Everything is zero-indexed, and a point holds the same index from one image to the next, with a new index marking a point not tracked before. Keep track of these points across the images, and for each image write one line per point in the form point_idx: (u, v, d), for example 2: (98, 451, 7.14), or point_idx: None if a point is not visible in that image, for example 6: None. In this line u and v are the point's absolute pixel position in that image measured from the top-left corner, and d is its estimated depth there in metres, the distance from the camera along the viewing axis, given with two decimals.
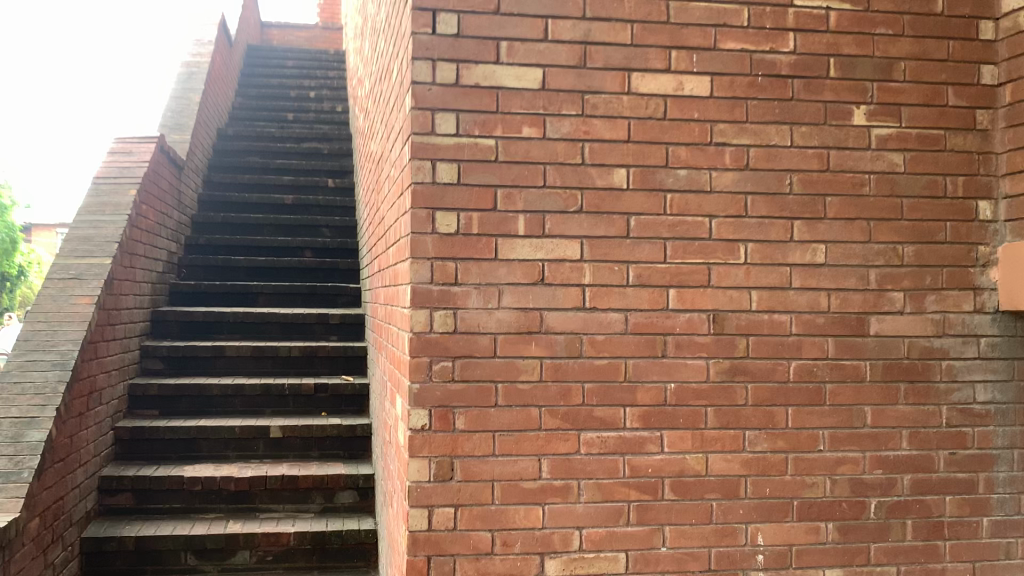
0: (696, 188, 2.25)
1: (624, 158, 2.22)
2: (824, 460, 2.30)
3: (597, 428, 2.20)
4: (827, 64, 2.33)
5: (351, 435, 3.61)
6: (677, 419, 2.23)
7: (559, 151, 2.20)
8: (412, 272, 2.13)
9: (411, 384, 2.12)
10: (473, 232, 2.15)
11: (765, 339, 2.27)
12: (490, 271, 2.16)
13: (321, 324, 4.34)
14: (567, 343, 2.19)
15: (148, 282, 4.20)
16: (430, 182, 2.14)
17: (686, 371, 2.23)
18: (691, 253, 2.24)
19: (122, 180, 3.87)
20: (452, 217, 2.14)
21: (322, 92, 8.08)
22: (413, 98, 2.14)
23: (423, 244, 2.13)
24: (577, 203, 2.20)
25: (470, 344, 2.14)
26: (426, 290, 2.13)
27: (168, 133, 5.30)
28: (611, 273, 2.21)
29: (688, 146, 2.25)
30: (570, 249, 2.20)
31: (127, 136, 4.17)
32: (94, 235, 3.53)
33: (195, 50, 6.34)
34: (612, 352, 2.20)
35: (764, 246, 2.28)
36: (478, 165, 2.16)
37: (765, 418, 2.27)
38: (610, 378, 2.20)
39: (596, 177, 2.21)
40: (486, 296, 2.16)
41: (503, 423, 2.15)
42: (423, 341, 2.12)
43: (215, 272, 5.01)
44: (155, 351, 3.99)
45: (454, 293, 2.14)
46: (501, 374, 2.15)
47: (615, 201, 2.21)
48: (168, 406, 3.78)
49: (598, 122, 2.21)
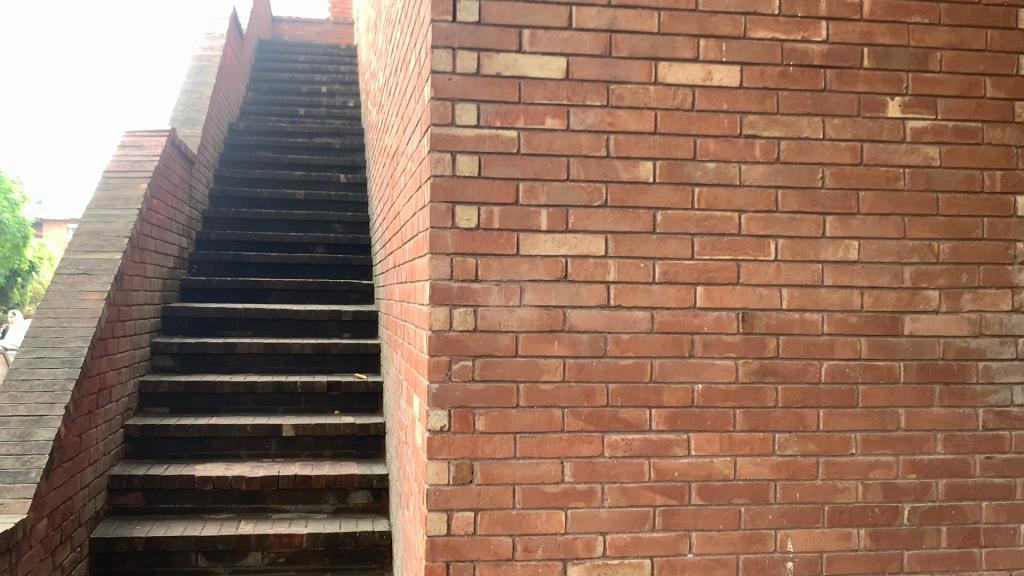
0: (725, 181, 2.17)
1: (650, 150, 2.14)
2: (856, 464, 2.22)
3: (622, 430, 2.12)
4: (860, 54, 2.24)
5: (365, 434, 3.55)
6: (704, 421, 2.15)
7: (584, 143, 2.12)
8: (431, 268, 2.05)
9: (430, 384, 2.05)
10: (494, 227, 2.08)
11: (796, 339, 2.20)
12: (511, 267, 2.08)
13: (334, 321, 4.28)
14: (591, 341, 2.11)
15: (159, 278, 4.14)
16: (449, 174, 2.06)
17: (714, 371, 2.16)
18: (720, 249, 2.16)
19: (132, 175, 3.81)
20: (473, 211, 2.07)
21: (332, 86, 8.01)
22: (432, 88, 2.06)
23: (443, 239, 2.05)
24: (602, 197, 2.12)
25: (491, 342, 2.07)
26: (446, 287, 2.05)
27: (179, 127, 5.24)
28: (637, 270, 2.13)
29: (717, 138, 2.17)
30: (595, 245, 2.12)
31: (138, 130, 4.11)
32: (103, 230, 3.47)
33: (206, 44, 6.28)
34: (637, 352, 2.13)
35: (795, 242, 2.20)
36: (499, 157, 2.08)
37: (795, 421, 2.20)
38: (635, 378, 2.13)
39: (621, 170, 2.13)
40: (507, 293, 2.08)
41: (525, 424, 2.08)
42: (442, 339, 2.05)
43: (226, 268, 4.95)
44: (165, 348, 3.93)
45: (474, 290, 2.07)
46: (523, 374, 2.08)
47: (641, 195, 2.14)
48: (178, 403, 3.72)
49: (624, 113, 2.14)
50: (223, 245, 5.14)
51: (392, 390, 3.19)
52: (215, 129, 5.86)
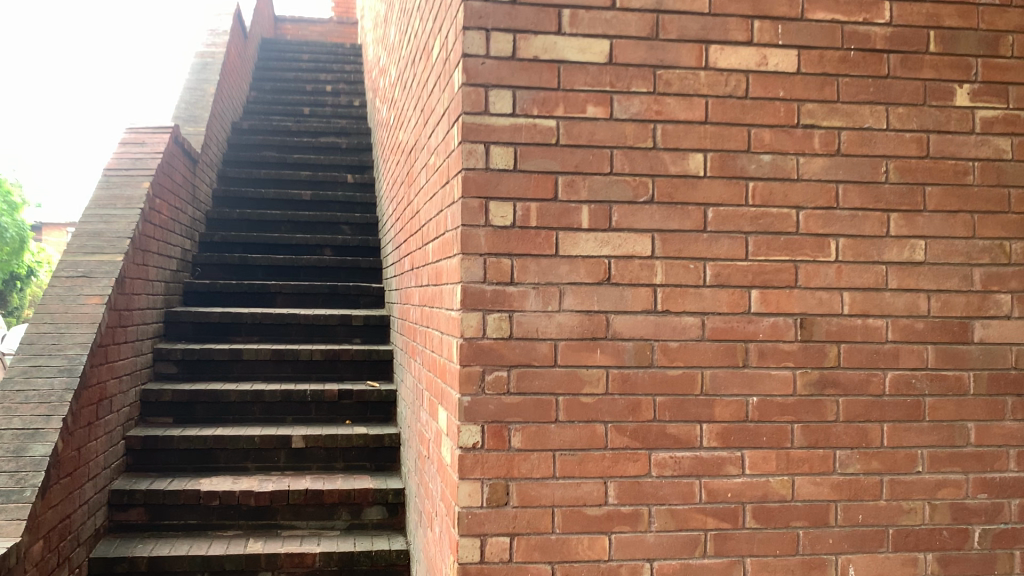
0: (781, 175, 1.99)
1: (700, 141, 1.96)
2: (924, 483, 2.04)
3: (670, 447, 1.94)
4: (926, 37, 2.06)
5: (378, 446, 3.37)
6: (760, 437, 1.97)
7: (628, 133, 1.94)
8: (463, 270, 1.87)
9: (461, 397, 1.86)
10: (531, 225, 1.90)
11: (858, 347, 2.02)
12: (550, 269, 1.90)
13: (343, 326, 4.10)
14: (637, 350, 1.93)
15: (161, 281, 3.95)
16: (483, 167, 1.88)
17: (769, 383, 1.98)
18: (776, 249, 1.98)
19: (134, 173, 3.62)
20: (508, 207, 1.89)
21: (337, 86, 7.83)
22: (464, 73, 1.88)
23: (475, 238, 1.87)
24: (648, 192, 1.94)
25: (528, 351, 1.89)
26: (479, 290, 1.87)
27: (182, 125, 5.05)
28: (687, 273, 1.95)
29: (772, 128, 2.00)
30: (640, 244, 1.93)
31: (140, 126, 3.93)
32: (103, 230, 3.29)
33: (209, 41, 6.10)
34: (687, 361, 1.94)
35: (857, 242, 2.02)
36: (537, 149, 1.91)
37: (858, 436, 2.02)
38: (685, 391, 1.94)
39: (669, 162, 1.95)
40: (546, 297, 1.90)
41: (565, 441, 1.89)
42: (475, 348, 1.87)
43: (231, 270, 4.76)
44: (168, 355, 3.75)
45: (509, 294, 1.88)
46: (563, 386, 1.90)
47: (691, 189, 1.95)
48: (182, 413, 3.54)
49: (672, 101, 1.96)
50: (227, 247, 4.96)
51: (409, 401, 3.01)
52: (218, 127, 5.68)
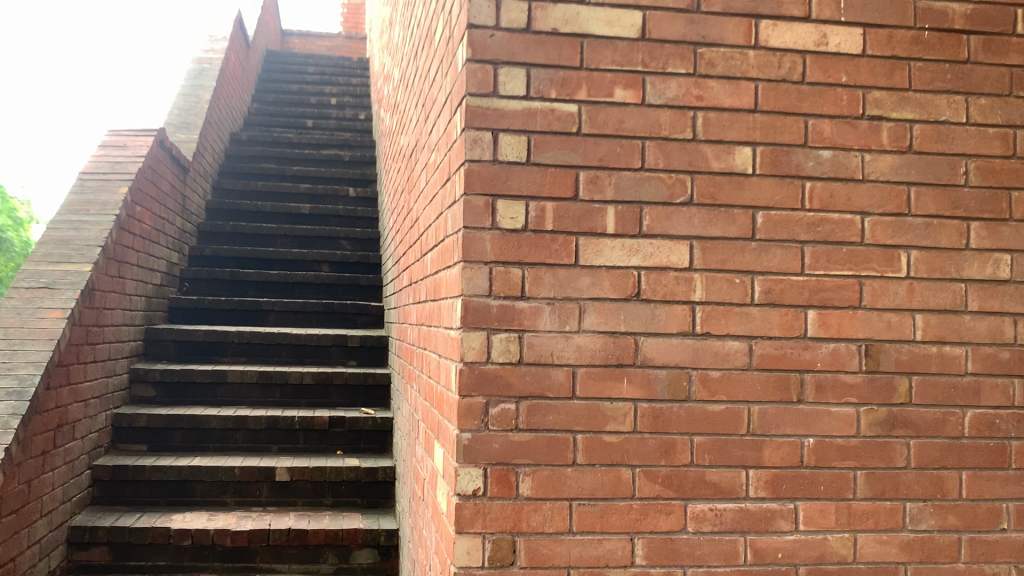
0: (843, 175, 1.68)
1: (748, 133, 1.65)
2: (1009, 544, 1.70)
3: (709, 497, 1.62)
4: (1012, 17, 1.75)
5: (371, 480, 3.04)
6: (816, 487, 1.65)
7: (663, 121, 1.63)
8: (465, 282, 1.56)
9: (459, 433, 1.55)
10: (547, 228, 1.59)
11: (933, 380, 1.70)
12: (568, 281, 1.59)
13: (338, 347, 3.79)
14: (671, 381, 1.61)
15: (142, 296, 3.65)
16: (490, 159, 1.58)
17: (827, 421, 1.66)
18: (837, 262, 1.67)
19: (112, 177, 3.32)
20: (520, 207, 1.58)
21: (342, 98, 7.56)
22: (470, 46, 1.58)
23: (480, 243, 1.56)
24: (686, 192, 1.63)
25: (541, 379, 1.57)
26: (483, 306, 1.56)
27: (174, 132, 4.77)
28: (731, 288, 1.63)
29: (833, 119, 1.69)
30: (677, 254, 1.62)
31: (122, 128, 3.63)
32: (73, 237, 2.99)
33: (209, 46, 5.82)
34: (731, 395, 1.63)
35: (931, 255, 1.70)
36: (554, 138, 1.60)
37: (932, 487, 1.69)
38: (727, 430, 1.62)
39: (711, 157, 1.64)
40: (562, 315, 1.58)
41: (584, 489, 1.57)
42: (478, 375, 1.55)
43: (221, 286, 4.46)
44: (146, 376, 3.44)
45: (520, 310, 1.57)
46: (583, 422, 1.58)
47: (737, 190, 1.64)
48: (158, 440, 3.22)
49: (715, 84, 1.65)
50: (218, 262, 4.66)
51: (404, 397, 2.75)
52: (214, 135, 5.39)
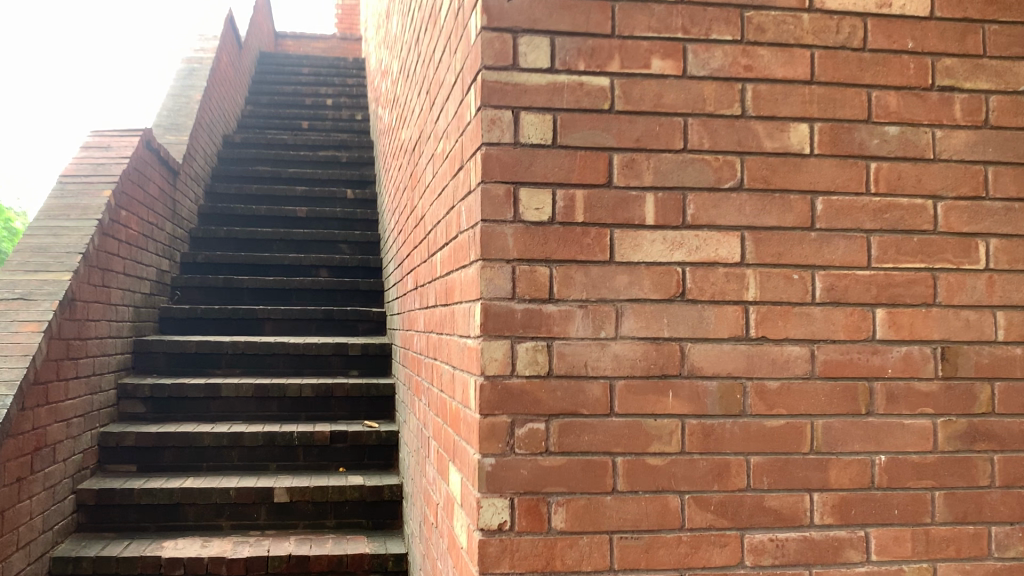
0: (912, 154, 1.47)
1: (803, 108, 1.45)
2: None
3: (769, 525, 1.41)
4: None
5: (377, 499, 2.83)
6: (890, 511, 1.44)
7: (708, 95, 1.42)
8: (484, 283, 1.35)
9: (481, 458, 1.33)
10: (577, 220, 1.38)
11: (1018, 386, 1.48)
12: (602, 280, 1.38)
13: (339, 356, 3.57)
14: (723, 394, 1.40)
15: (129, 306, 3.43)
16: (510, 142, 1.37)
17: (900, 436, 1.45)
18: (907, 253, 1.46)
19: (94, 180, 3.11)
20: (545, 196, 1.37)
21: (339, 99, 7.35)
22: (485, 12, 1.37)
23: (501, 238, 1.35)
24: (735, 176, 1.42)
25: (574, 394, 1.36)
26: (506, 311, 1.35)
27: (163, 134, 4.56)
28: (789, 286, 1.42)
29: (899, 91, 1.48)
30: (726, 247, 1.41)
31: (105, 128, 3.42)
32: (51, 244, 2.77)
33: (199, 45, 5.61)
34: (791, 408, 1.42)
35: (1014, 244, 1.49)
36: (583, 116, 1.39)
37: (1021, 508, 1.47)
38: (788, 448, 1.42)
39: (762, 136, 1.43)
40: (597, 320, 1.37)
41: (625, 520, 1.36)
42: (501, 391, 1.34)
43: (214, 293, 4.24)
44: (134, 391, 3.22)
45: (547, 315, 1.36)
46: (624, 443, 1.37)
47: (793, 173, 1.44)
48: (147, 460, 3.01)
49: (766, 52, 1.44)
50: (211, 269, 4.45)
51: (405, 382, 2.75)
52: (206, 137, 5.18)
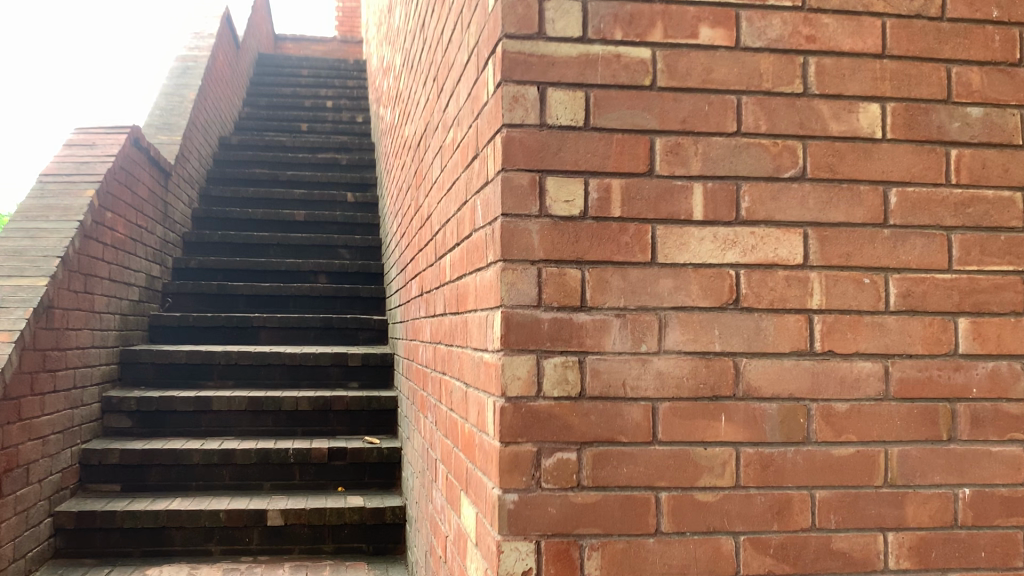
0: (998, 139, 1.28)
1: (873, 85, 1.25)
2: None
3: (837, 571, 1.20)
4: None
5: (378, 523, 2.62)
6: (975, 554, 1.23)
7: (764, 70, 1.22)
8: (506, 287, 1.15)
9: (502, 494, 1.13)
10: (613, 215, 1.18)
11: None
12: (644, 285, 1.18)
13: (338, 367, 3.37)
14: (784, 418, 1.20)
15: (115, 314, 3.22)
16: (536, 123, 1.17)
17: (987, 466, 1.24)
18: (993, 254, 1.26)
19: (77, 179, 2.91)
20: (577, 186, 1.17)
21: (339, 101, 7.15)
22: None
23: (525, 235, 1.16)
24: (797, 163, 1.22)
25: (611, 419, 1.16)
26: (532, 320, 1.15)
27: (155, 134, 4.36)
28: (859, 292, 1.23)
29: (983, 66, 1.28)
30: (787, 246, 1.21)
31: (90, 126, 3.22)
32: (27, 247, 2.57)
33: (194, 42, 5.41)
34: (862, 433, 1.22)
35: None
36: (620, 94, 1.19)
37: None
38: (858, 481, 1.21)
39: (827, 117, 1.24)
40: (637, 332, 1.17)
41: (670, 567, 1.16)
42: (526, 414, 1.14)
43: (207, 300, 4.04)
44: (120, 405, 3.01)
45: (579, 326, 1.16)
46: (669, 475, 1.17)
47: (862, 160, 1.24)
48: (132, 479, 2.80)
49: (831, 20, 1.25)
50: (205, 275, 4.24)
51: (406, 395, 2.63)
52: (201, 137, 4.98)
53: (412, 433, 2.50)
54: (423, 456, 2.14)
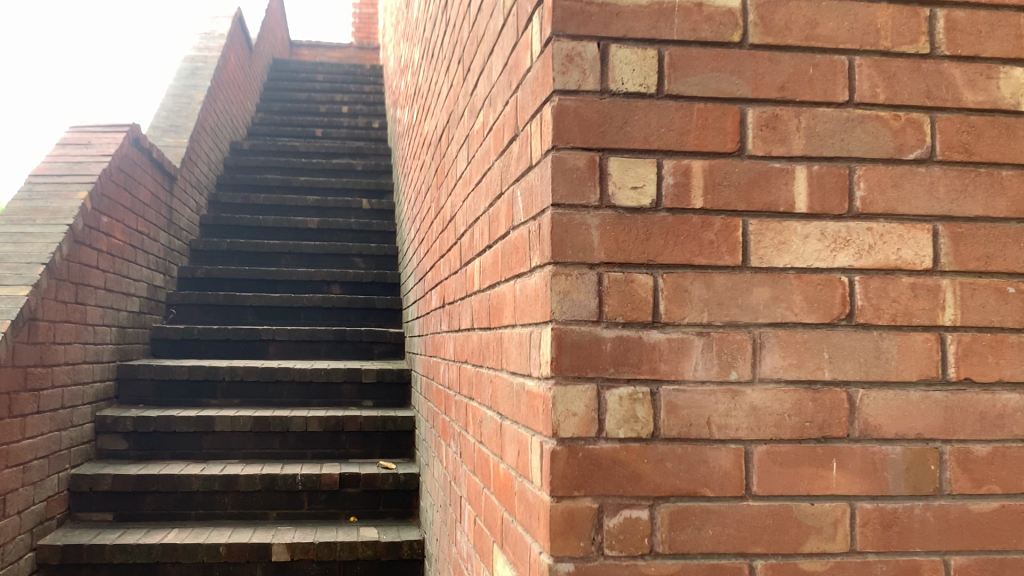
0: None
1: (1016, 45, 0.99)
2: None
3: None
4: None
5: (393, 558, 2.37)
6: None
7: (882, 25, 0.97)
8: (558, 297, 0.90)
9: (553, 563, 0.88)
10: (695, 205, 0.93)
11: None
12: (733, 294, 0.92)
13: (351, 384, 3.12)
14: (909, 464, 0.94)
15: (111, 326, 2.99)
16: (596, 88, 0.92)
17: None
18: None
19: (67, 180, 2.68)
20: (648, 169, 0.92)
21: (355, 107, 6.93)
22: None
23: (583, 231, 0.91)
24: (923, 142, 0.97)
25: (692, 466, 0.91)
26: (590, 340, 0.90)
27: (161, 137, 4.15)
28: (1002, 304, 0.97)
29: None
30: (912, 246, 0.96)
31: (87, 124, 3.00)
32: (9, 253, 2.34)
33: (204, 43, 5.19)
34: (1009, 484, 0.95)
35: None
36: (703, 53, 0.94)
37: None
38: (1005, 545, 0.95)
39: (961, 85, 0.98)
40: (725, 355, 0.92)
41: None
42: (584, 461, 0.89)
43: (214, 312, 3.80)
44: (114, 425, 2.77)
45: (651, 348, 0.91)
46: (767, 538, 0.91)
47: (1005, 138, 0.98)
48: (126, 507, 2.56)
49: None
50: (212, 285, 4.01)
51: (425, 416, 2.43)
52: (210, 141, 4.75)
53: (429, 459, 2.28)
54: (443, 489, 1.91)
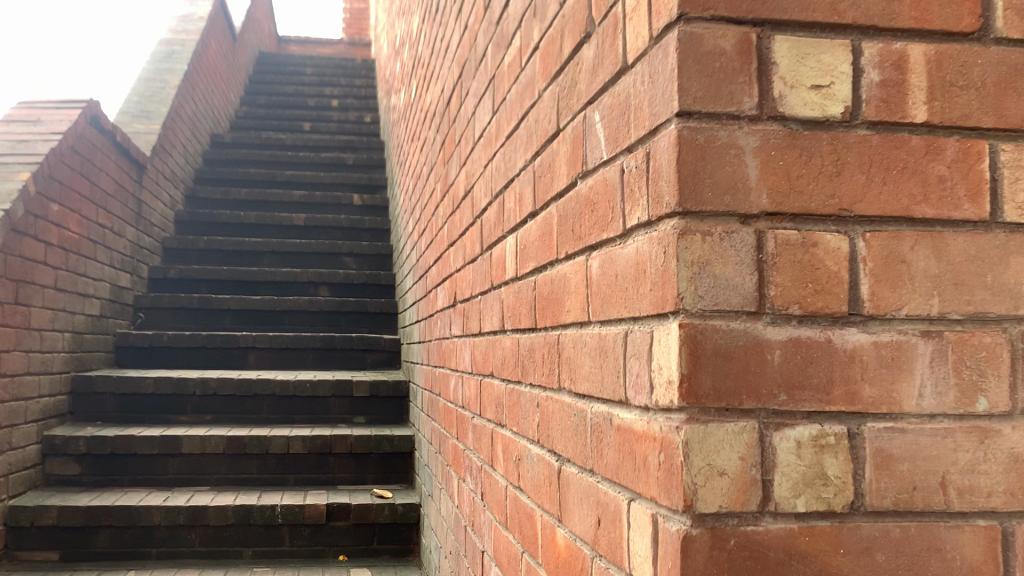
0: None
1: None
2: None
3: None
4: None
5: None
6: None
7: None
8: (692, 273, 0.52)
9: None
10: (914, 119, 0.55)
11: None
12: (975, 269, 0.55)
13: (341, 398, 2.74)
14: None
15: (64, 331, 2.59)
16: None
17: None
18: None
19: (8, 159, 2.28)
20: (837, 58, 0.55)
21: (346, 100, 6.55)
22: None
23: (731, 160, 0.53)
24: None
25: (916, 558, 0.53)
26: (747, 348, 0.53)
27: (130, 124, 3.76)
28: None
29: None
30: None
31: (37, 99, 2.61)
32: None
33: (182, 26, 4.80)
34: None
35: None
36: None
37: None
38: None
39: None
40: (967, 370, 0.54)
41: None
42: (737, 555, 0.51)
43: (188, 316, 3.40)
44: (66, 447, 2.37)
45: (848, 359, 0.53)
46: None
47: None
48: (75, 545, 2.16)
49: None
50: (188, 286, 3.62)
51: (427, 439, 2.06)
52: (188, 130, 4.37)
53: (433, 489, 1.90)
54: (453, 533, 1.53)
